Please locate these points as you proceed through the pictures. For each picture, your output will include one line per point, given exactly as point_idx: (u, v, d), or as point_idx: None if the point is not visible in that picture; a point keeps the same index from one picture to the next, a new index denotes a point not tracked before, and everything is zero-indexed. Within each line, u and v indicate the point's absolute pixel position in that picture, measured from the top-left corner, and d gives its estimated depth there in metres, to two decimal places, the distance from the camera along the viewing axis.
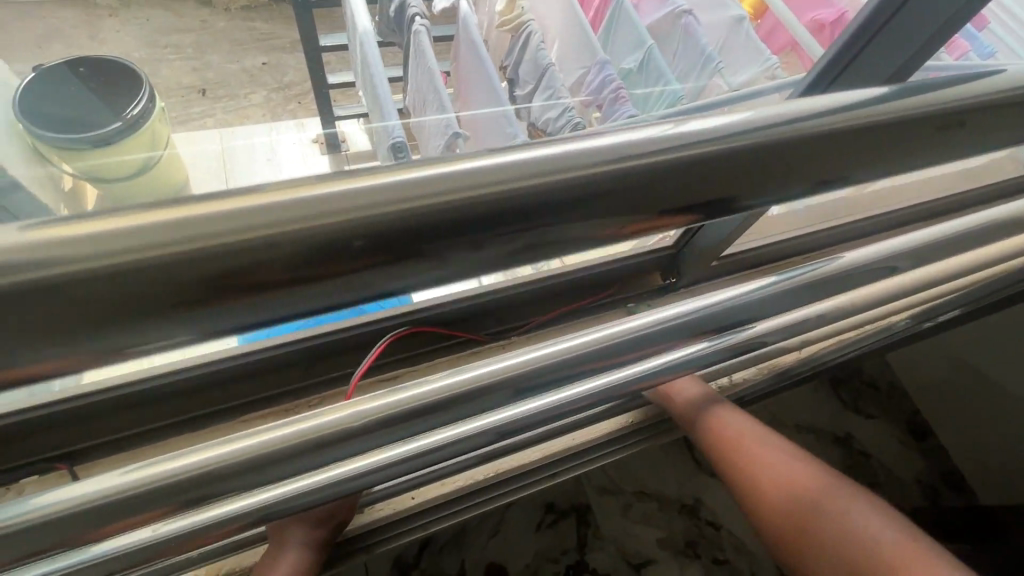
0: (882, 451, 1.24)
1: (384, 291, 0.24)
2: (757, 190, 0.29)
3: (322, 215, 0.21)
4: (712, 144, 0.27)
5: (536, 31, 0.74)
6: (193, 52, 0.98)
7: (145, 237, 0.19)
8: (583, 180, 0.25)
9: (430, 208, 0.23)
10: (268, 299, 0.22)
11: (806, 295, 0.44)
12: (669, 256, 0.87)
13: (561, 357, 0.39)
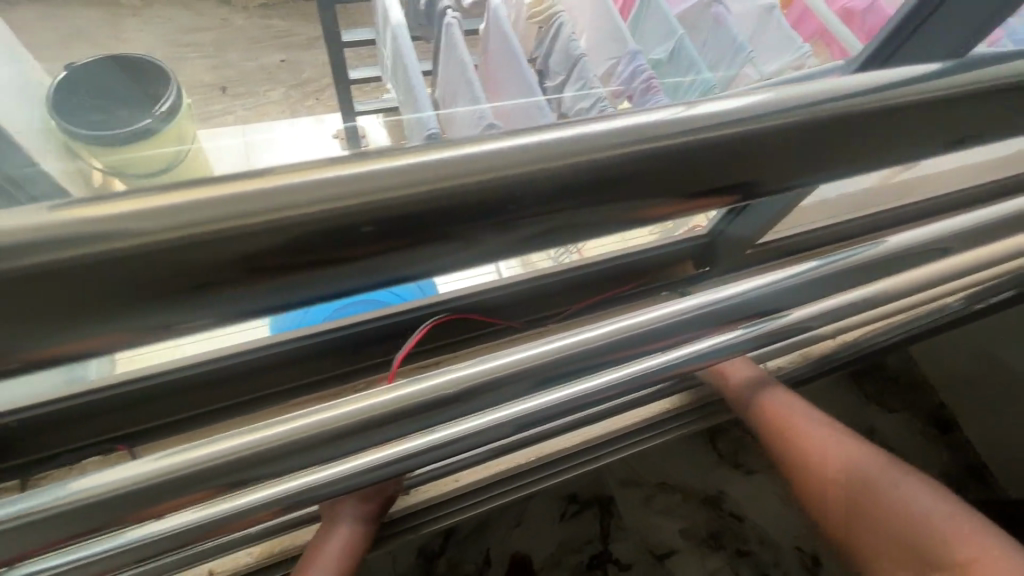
0: (904, 444, 1.23)
1: (404, 274, 0.25)
2: (811, 168, 0.29)
3: (362, 191, 0.22)
4: (771, 120, 0.26)
5: (567, 22, 0.76)
6: (214, 50, 0.98)
7: (204, 210, 0.20)
8: (631, 157, 0.25)
9: (471, 185, 0.23)
10: (286, 283, 0.22)
11: (853, 279, 0.42)
12: (704, 245, 0.86)
13: (590, 347, 0.37)
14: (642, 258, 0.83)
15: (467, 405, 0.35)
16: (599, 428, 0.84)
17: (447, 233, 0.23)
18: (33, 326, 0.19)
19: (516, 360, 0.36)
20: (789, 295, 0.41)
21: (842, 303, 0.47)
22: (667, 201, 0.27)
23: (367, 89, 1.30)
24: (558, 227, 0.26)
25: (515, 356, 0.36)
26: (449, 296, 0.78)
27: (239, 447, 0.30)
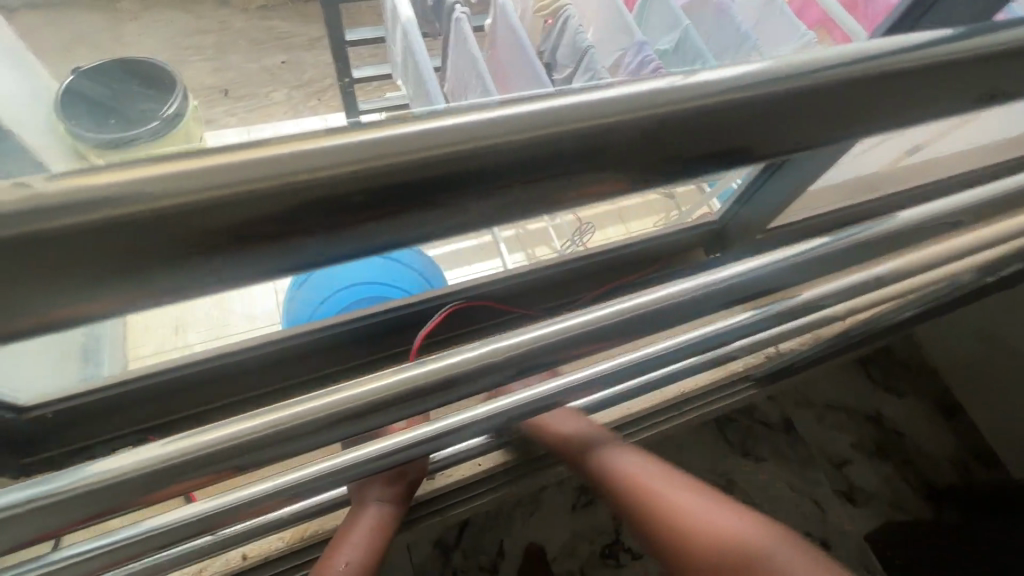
0: (912, 427, 1.25)
1: (422, 234, 0.23)
2: (836, 130, 0.28)
3: (381, 153, 0.20)
4: (800, 79, 0.26)
5: (574, 16, 0.77)
6: (214, 52, 0.99)
7: (219, 175, 0.18)
8: (653, 119, 0.24)
9: (494, 147, 0.22)
10: (300, 246, 0.20)
11: (869, 251, 0.43)
12: (713, 232, 0.87)
13: (609, 323, 0.36)
14: (651, 246, 0.83)
15: (485, 383, 0.35)
16: (627, 406, 0.78)
17: (463, 195, 0.22)
18: (18, 291, 0.17)
19: (519, 342, 0.34)
20: (808, 270, 0.40)
21: (855, 281, 0.47)
22: (686, 169, 0.27)
23: (369, 89, 1.29)
24: (575, 189, 0.24)
25: (522, 336, 0.34)
26: (462, 286, 0.77)
27: (251, 429, 0.29)
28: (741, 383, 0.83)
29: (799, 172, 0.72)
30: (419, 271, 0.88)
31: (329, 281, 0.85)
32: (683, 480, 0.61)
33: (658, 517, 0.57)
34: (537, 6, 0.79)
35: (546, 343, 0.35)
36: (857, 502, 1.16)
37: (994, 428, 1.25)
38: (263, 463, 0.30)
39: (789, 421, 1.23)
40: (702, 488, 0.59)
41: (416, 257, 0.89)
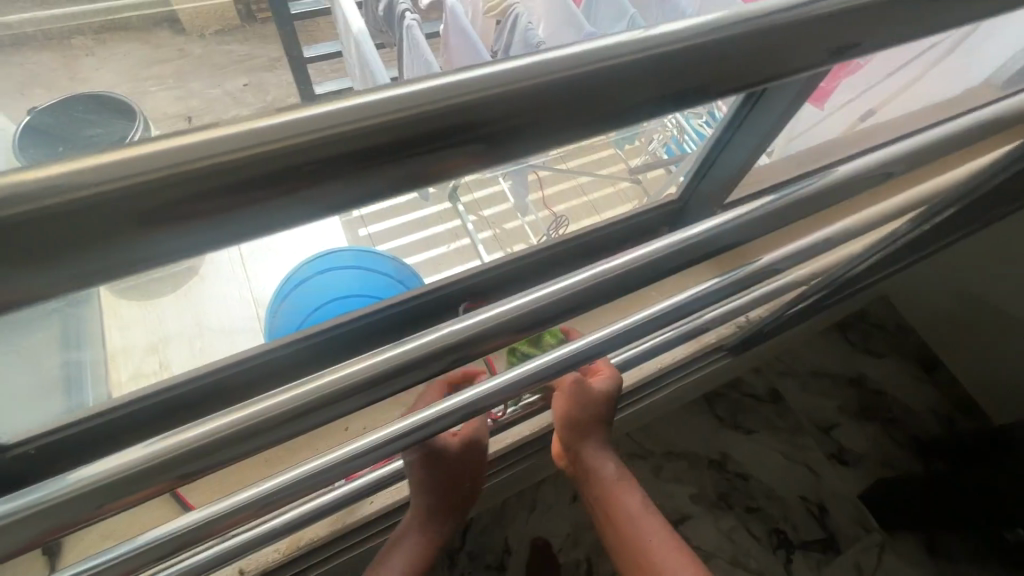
0: (895, 387, 1.29)
1: (368, 195, 0.24)
2: (745, 78, 0.30)
3: (294, 132, 0.21)
4: (705, 36, 0.28)
5: (522, 13, 0.78)
6: (176, 81, 0.91)
7: (162, 158, 0.19)
8: (566, 81, 0.25)
9: (416, 115, 0.23)
10: (243, 215, 0.21)
11: (813, 206, 0.44)
12: (675, 210, 0.88)
13: (569, 294, 0.36)
14: (619, 229, 0.85)
15: (449, 362, 0.35)
16: None
17: (380, 167, 0.23)
18: None
19: (483, 319, 0.35)
20: (756, 227, 0.42)
21: (807, 245, 0.48)
22: (608, 122, 0.28)
23: None
24: (498, 149, 0.25)
25: (471, 320, 0.35)
26: (443, 284, 0.78)
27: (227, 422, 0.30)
28: (714, 354, 0.85)
29: (762, 128, 0.70)
30: (391, 273, 0.90)
31: (310, 299, 0.85)
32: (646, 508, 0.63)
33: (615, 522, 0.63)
34: (487, 8, 0.81)
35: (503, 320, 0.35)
36: (845, 463, 1.19)
37: (967, 376, 1.27)
38: (241, 456, 0.31)
39: (775, 391, 1.26)
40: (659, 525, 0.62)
41: (383, 258, 0.91)
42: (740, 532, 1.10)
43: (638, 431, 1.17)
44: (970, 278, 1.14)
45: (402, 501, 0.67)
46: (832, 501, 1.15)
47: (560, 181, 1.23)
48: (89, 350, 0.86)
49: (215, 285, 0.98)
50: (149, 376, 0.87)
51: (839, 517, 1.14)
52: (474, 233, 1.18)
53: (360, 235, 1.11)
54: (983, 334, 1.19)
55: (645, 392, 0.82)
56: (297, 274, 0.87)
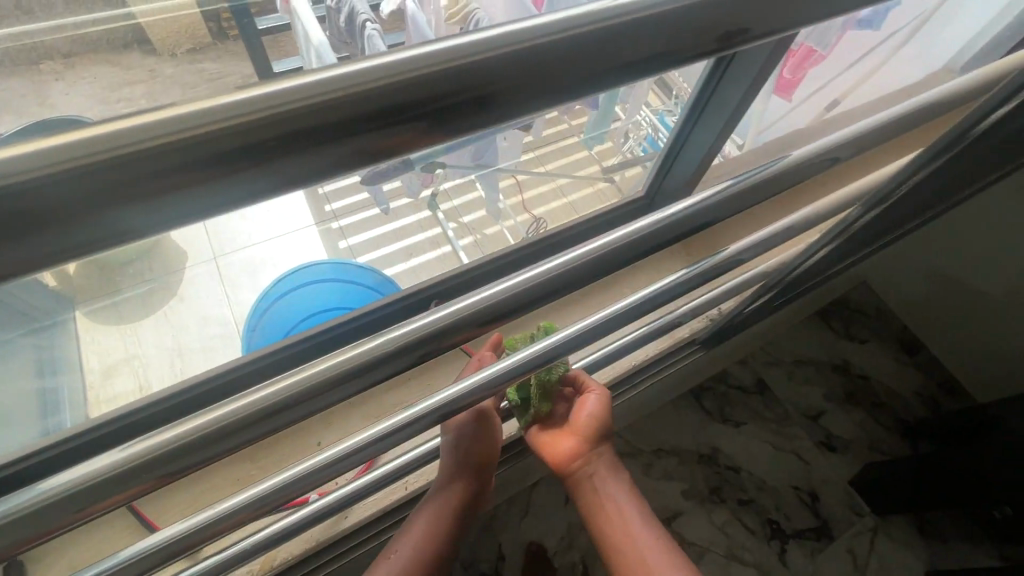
0: (879, 371, 1.30)
1: (309, 180, 0.22)
2: (687, 53, 0.29)
3: (245, 110, 0.20)
4: (651, 10, 0.27)
5: (481, 17, 0.87)
6: (147, 101, 0.82)
7: (92, 144, 0.18)
8: (512, 55, 0.24)
9: (360, 94, 0.21)
10: (180, 200, 0.20)
11: (769, 189, 0.44)
12: (645, 205, 0.89)
13: (535, 284, 0.35)
14: (593, 226, 0.85)
15: (413, 359, 0.34)
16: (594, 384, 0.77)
17: (317, 149, 0.21)
18: None
19: (447, 316, 0.34)
20: (714, 212, 0.42)
21: (771, 233, 0.48)
22: (551, 95, 0.26)
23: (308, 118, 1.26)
24: (447, 132, 0.24)
25: (440, 312, 0.34)
26: (420, 288, 0.78)
27: (198, 424, 0.28)
28: (688, 348, 0.84)
29: (717, 122, 0.71)
30: (363, 281, 0.88)
31: (286, 318, 0.84)
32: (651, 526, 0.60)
33: (615, 535, 0.60)
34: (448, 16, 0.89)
35: (469, 314, 0.35)
36: (835, 450, 1.20)
37: (948, 356, 1.28)
38: (213, 459, 0.29)
39: (761, 382, 1.26)
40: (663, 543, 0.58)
41: (352, 264, 0.89)
42: (734, 525, 1.10)
43: (627, 430, 1.17)
44: (944, 260, 1.14)
45: (383, 511, 0.66)
46: (824, 488, 1.16)
47: (540, 184, 1.22)
48: (66, 376, 0.84)
49: (193, 303, 0.97)
50: (126, 397, 0.85)
51: (831, 504, 1.14)
52: (455, 240, 1.17)
53: (339, 247, 1.12)
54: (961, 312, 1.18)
55: (628, 386, 0.82)
56: (271, 292, 0.86)
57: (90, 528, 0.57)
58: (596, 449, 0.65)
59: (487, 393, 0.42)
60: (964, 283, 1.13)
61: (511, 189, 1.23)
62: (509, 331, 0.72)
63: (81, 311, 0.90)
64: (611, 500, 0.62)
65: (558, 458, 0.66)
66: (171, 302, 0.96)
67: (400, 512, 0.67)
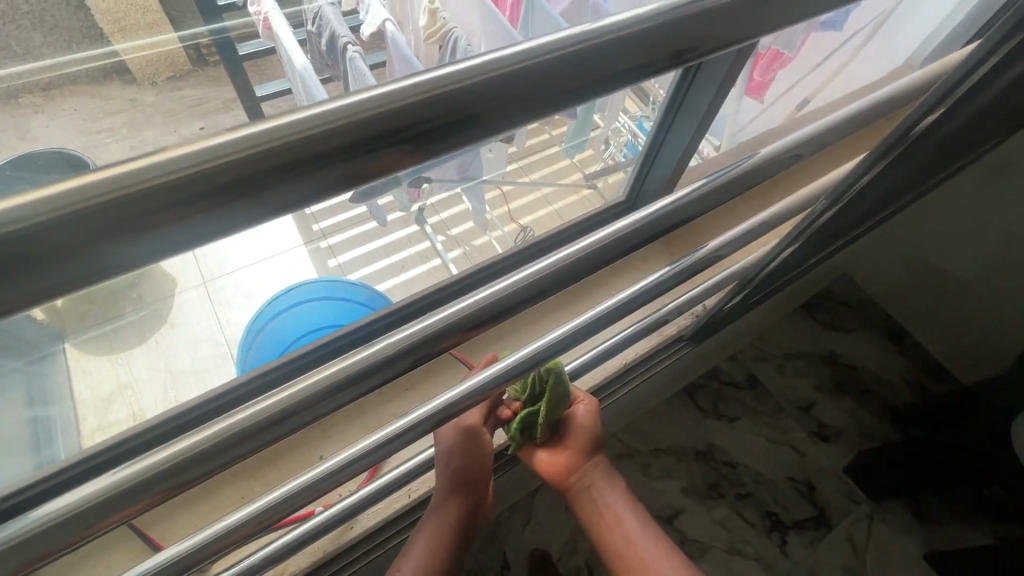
0: (866, 360, 1.33)
1: (299, 203, 0.23)
2: (653, 66, 0.31)
3: (236, 147, 0.21)
4: (617, 32, 0.29)
5: (460, 36, 0.91)
6: (129, 130, 0.82)
7: (94, 188, 0.19)
8: (486, 83, 0.26)
9: (347, 124, 0.23)
10: (176, 230, 0.21)
11: (741, 185, 0.47)
12: (626, 207, 0.91)
13: (522, 290, 0.37)
14: (577, 231, 0.87)
15: (408, 364, 0.35)
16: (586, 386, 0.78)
17: (307, 176, 0.23)
18: None
19: (440, 323, 0.35)
20: (689, 211, 0.44)
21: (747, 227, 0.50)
22: (527, 112, 0.28)
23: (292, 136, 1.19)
24: (431, 151, 0.26)
25: (430, 319, 0.36)
26: (412, 300, 0.79)
27: (193, 443, 0.29)
28: (676, 345, 0.85)
29: (689, 127, 0.74)
30: (353, 297, 0.89)
31: (280, 336, 0.84)
32: (650, 527, 0.63)
33: (617, 540, 0.62)
34: (427, 35, 0.93)
35: (458, 321, 0.36)
36: (828, 439, 1.22)
37: (933, 341, 1.31)
38: (216, 472, 0.30)
39: (753, 376, 1.29)
40: (663, 542, 0.61)
41: (345, 281, 0.91)
42: (735, 520, 1.12)
43: (624, 431, 1.18)
44: (920, 252, 1.17)
45: (384, 522, 0.66)
46: (819, 477, 1.18)
47: (525, 194, 1.24)
48: (58, 406, 0.84)
49: (185, 328, 0.97)
50: (121, 424, 0.84)
51: (828, 494, 1.16)
52: (444, 253, 1.17)
53: (330, 266, 1.13)
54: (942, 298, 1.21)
55: (621, 385, 0.83)
56: (265, 313, 0.87)
57: (94, 554, 0.57)
58: (591, 462, 0.69)
59: (480, 397, 0.43)
60: (942, 270, 1.16)
61: (497, 201, 1.25)
62: (503, 341, 0.73)
63: (71, 342, 0.88)
64: (611, 507, 0.66)
65: (555, 470, 0.70)
66: (162, 330, 0.96)
67: (401, 521, 0.67)
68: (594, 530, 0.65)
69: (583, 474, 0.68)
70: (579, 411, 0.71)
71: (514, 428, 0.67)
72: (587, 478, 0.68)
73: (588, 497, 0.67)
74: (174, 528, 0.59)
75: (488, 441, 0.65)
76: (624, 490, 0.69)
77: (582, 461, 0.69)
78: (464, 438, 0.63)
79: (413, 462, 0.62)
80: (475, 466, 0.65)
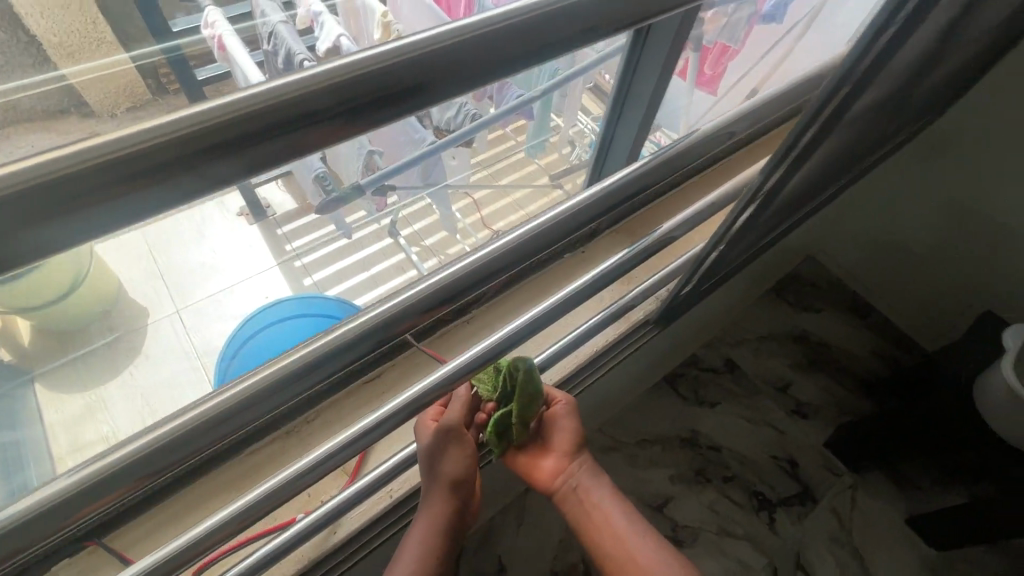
0: (835, 337, 1.37)
1: (234, 177, 0.24)
2: (576, 39, 0.34)
3: (168, 129, 0.22)
4: (541, 8, 0.31)
5: None
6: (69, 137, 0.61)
7: (28, 169, 0.19)
8: (418, 58, 0.27)
9: (279, 102, 0.24)
10: (111, 208, 0.22)
11: (680, 163, 0.49)
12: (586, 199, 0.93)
13: (474, 269, 0.39)
14: None
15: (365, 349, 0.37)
16: (560, 377, 0.80)
17: (238, 154, 0.24)
18: None
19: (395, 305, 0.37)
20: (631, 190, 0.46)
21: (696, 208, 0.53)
22: (460, 83, 0.30)
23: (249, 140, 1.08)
24: (367, 124, 0.27)
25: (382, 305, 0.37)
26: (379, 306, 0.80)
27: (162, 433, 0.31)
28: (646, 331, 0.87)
29: (637, 115, 0.77)
30: (322, 310, 0.89)
31: (260, 353, 0.84)
32: (638, 518, 0.66)
33: (608, 536, 0.65)
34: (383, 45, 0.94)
35: (413, 303, 0.37)
36: (805, 416, 1.26)
37: (895, 312, 1.37)
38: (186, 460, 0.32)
39: (730, 361, 1.32)
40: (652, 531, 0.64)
41: (316, 296, 0.91)
42: (722, 502, 1.14)
43: (609, 425, 1.20)
44: (873, 225, 1.23)
45: (370, 522, 0.65)
46: (800, 453, 1.21)
47: (497, 199, 1.24)
48: (25, 430, 0.78)
49: (160, 354, 0.95)
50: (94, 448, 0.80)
51: (809, 468, 1.19)
52: (420, 264, 1.16)
53: (304, 284, 1.12)
54: (899, 269, 1.26)
55: (595, 374, 0.85)
56: (244, 332, 0.87)
57: None
58: (575, 463, 0.71)
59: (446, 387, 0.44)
60: (898, 242, 1.21)
61: (468, 209, 1.26)
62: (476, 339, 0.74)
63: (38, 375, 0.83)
64: (599, 505, 0.68)
65: (541, 475, 0.71)
66: (136, 360, 0.93)
67: (383, 523, 0.67)
68: (584, 530, 0.67)
69: (568, 476, 0.70)
70: (559, 414, 0.72)
71: (490, 435, 0.66)
72: (573, 480, 0.70)
73: (575, 498, 0.69)
74: (156, 547, 0.58)
75: (470, 441, 0.65)
76: (609, 483, 0.71)
77: (566, 462, 0.71)
78: (443, 439, 0.63)
79: (391, 461, 0.62)
80: (457, 467, 0.64)
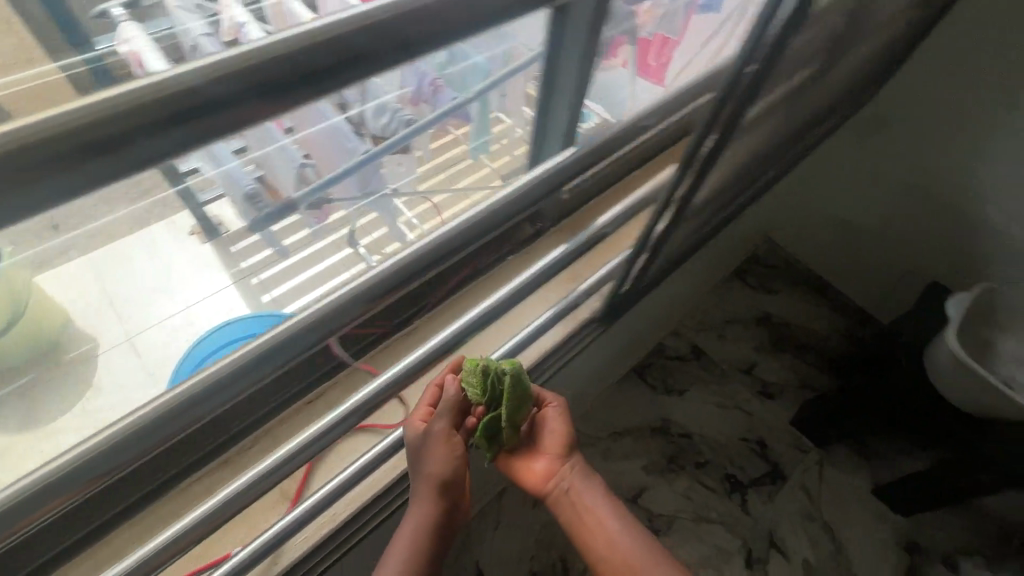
0: (797, 316, 1.40)
1: (122, 160, 0.31)
2: (412, 40, 0.42)
3: (63, 120, 0.28)
4: (376, 15, 0.39)
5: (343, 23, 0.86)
6: None
7: None
8: (273, 57, 0.35)
9: (156, 100, 0.31)
10: (22, 185, 0.28)
11: None
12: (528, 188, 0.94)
13: None
14: None
15: None
16: None
17: (131, 144, 0.30)
18: None
19: None
20: None
21: None
22: (313, 81, 0.37)
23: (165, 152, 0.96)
24: (235, 117, 0.35)
25: None
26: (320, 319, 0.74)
27: None
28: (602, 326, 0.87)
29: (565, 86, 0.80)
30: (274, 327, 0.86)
31: None
32: (631, 521, 0.66)
33: (602, 539, 0.65)
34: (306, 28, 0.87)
35: None
36: (773, 397, 1.28)
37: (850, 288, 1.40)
38: None
39: (695, 348, 1.33)
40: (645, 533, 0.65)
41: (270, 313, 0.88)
42: (695, 488, 1.15)
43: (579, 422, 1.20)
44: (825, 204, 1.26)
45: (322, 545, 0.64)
46: (768, 433, 1.23)
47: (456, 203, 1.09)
48: None
49: (114, 385, 0.89)
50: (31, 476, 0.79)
51: (777, 448, 1.22)
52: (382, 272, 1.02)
53: (263, 301, 1.00)
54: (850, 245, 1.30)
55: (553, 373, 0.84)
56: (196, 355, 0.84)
57: None
58: (569, 465, 0.69)
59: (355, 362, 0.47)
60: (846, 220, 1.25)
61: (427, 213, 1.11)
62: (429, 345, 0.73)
63: None
64: (592, 508, 0.67)
65: (533, 477, 0.69)
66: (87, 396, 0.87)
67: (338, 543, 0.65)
68: (577, 532, 0.67)
69: (562, 478, 0.69)
70: (551, 416, 0.71)
71: (479, 439, 0.64)
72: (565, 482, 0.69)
73: (568, 501, 0.68)
74: None
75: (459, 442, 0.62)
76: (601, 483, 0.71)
77: (559, 465, 0.69)
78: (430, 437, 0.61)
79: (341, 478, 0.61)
80: (445, 468, 0.61)
